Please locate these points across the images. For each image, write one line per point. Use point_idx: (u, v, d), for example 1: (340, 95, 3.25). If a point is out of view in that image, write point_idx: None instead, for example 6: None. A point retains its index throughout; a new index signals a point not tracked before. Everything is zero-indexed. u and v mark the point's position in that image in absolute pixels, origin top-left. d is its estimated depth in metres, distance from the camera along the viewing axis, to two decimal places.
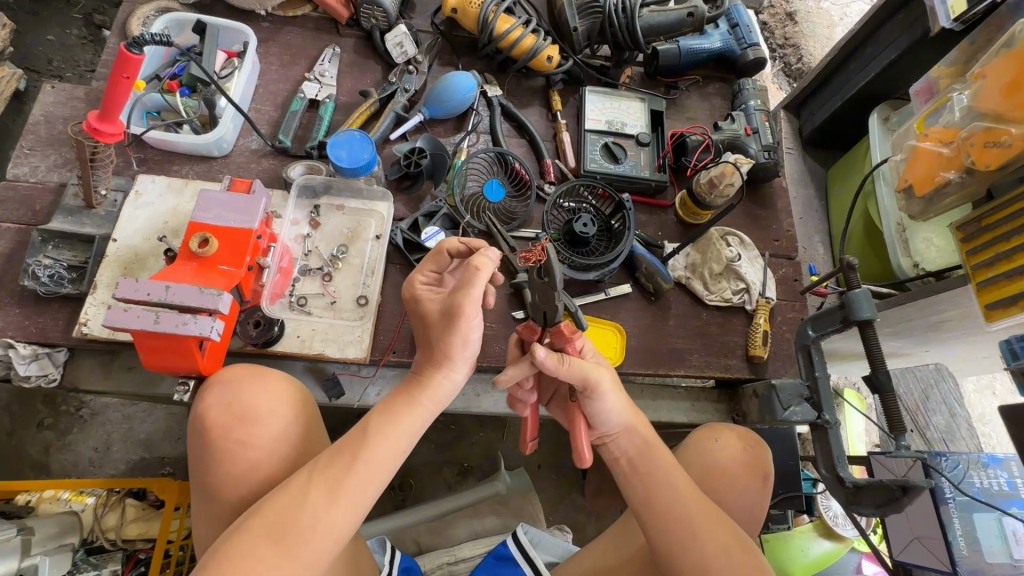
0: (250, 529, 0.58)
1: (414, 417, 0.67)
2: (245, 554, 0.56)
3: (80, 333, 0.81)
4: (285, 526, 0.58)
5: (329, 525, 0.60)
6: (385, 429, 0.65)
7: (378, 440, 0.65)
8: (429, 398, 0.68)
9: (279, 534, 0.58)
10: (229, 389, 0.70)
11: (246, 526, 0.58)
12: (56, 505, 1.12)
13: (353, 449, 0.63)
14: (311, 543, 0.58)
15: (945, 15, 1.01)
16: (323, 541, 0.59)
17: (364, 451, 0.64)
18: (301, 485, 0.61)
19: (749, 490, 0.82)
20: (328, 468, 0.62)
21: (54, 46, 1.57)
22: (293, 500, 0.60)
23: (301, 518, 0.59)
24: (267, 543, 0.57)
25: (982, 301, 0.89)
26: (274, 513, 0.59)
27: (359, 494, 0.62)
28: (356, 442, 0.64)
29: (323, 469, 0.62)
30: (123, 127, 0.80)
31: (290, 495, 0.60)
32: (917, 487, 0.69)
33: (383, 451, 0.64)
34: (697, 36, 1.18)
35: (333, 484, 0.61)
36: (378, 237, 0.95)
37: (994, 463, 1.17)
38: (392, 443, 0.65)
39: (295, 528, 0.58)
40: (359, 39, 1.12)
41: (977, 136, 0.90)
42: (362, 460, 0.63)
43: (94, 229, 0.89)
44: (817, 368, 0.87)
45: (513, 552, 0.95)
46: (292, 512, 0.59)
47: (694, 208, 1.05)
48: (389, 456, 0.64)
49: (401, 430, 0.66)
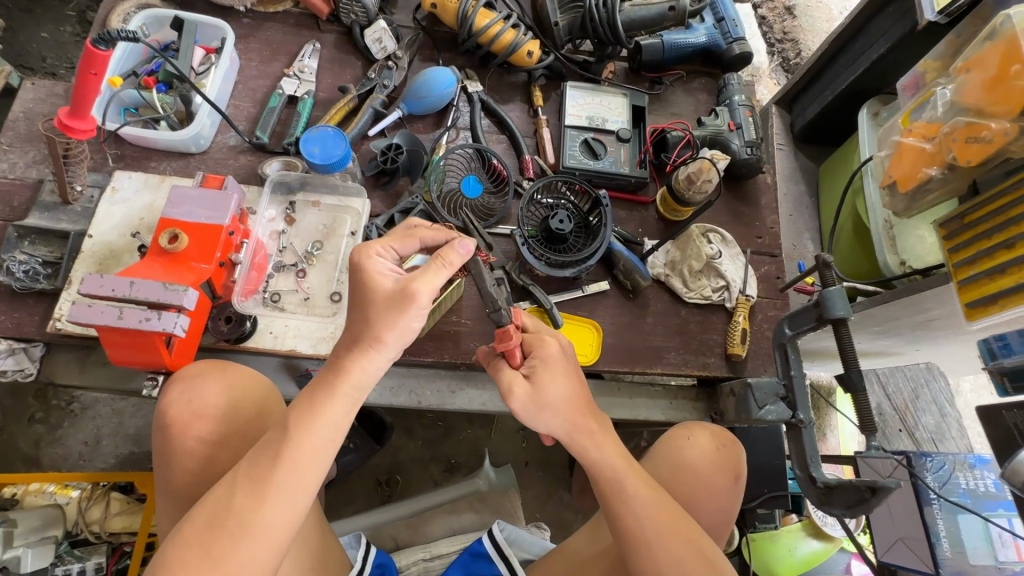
0: (183, 537, 0.59)
1: (335, 405, 0.63)
2: (180, 563, 0.57)
3: (54, 328, 0.83)
4: (214, 534, 0.58)
5: (270, 529, 0.59)
6: (322, 425, 0.63)
7: (299, 437, 0.62)
8: (347, 385, 0.64)
9: (209, 544, 0.58)
10: (191, 387, 0.70)
11: (180, 532, 0.59)
12: (40, 498, 1.13)
13: (273, 450, 0.61)
14: (242, 546, 0.58)
15: (930, 8, 0.99)
16: (257, 544, 0.59)
17: (284, 450, 0.61)
18: (224, 492, 0.61)
19: (722, 490, 0.81)
20: (265, 472, 0.61)
21: (47, 43, 1.58)
22: (220, 504, 0.60)
23: (227, 522, 0.59)
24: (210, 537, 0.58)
25: (964, 300, 0.87)
26: (204, 519, 0.59)
27: (286, 493, 0.60)
28: (278, 442, 0.62)
29: (247, 472, 0.61)
30: (96, 123, 0.80)
31: (216, 500, 0.60)
32: (887, 489, 0.68)
33: (308, 449, 0.62)
34: (682, 31, 1.17)
35: (256, 486, 0.60)
36: (353, 233, 0.95)
37: (981, 464, 1.16)
38: (319, 438, 0.62)
39: (221, 535, 0.58)
40: (339, 35, 1.11)
41: (958, 132, 0.88)
42: (283, 460, 0.61)
43: (69, 225, 0.89)
44: (792, 366, 0.86)
45: (488, 549, 0.95)
46: (219, 518, 0.59)
47: (675, 204, 1.04)
48: (318, 452, 0.62)
49: (328, 423, 0.63)
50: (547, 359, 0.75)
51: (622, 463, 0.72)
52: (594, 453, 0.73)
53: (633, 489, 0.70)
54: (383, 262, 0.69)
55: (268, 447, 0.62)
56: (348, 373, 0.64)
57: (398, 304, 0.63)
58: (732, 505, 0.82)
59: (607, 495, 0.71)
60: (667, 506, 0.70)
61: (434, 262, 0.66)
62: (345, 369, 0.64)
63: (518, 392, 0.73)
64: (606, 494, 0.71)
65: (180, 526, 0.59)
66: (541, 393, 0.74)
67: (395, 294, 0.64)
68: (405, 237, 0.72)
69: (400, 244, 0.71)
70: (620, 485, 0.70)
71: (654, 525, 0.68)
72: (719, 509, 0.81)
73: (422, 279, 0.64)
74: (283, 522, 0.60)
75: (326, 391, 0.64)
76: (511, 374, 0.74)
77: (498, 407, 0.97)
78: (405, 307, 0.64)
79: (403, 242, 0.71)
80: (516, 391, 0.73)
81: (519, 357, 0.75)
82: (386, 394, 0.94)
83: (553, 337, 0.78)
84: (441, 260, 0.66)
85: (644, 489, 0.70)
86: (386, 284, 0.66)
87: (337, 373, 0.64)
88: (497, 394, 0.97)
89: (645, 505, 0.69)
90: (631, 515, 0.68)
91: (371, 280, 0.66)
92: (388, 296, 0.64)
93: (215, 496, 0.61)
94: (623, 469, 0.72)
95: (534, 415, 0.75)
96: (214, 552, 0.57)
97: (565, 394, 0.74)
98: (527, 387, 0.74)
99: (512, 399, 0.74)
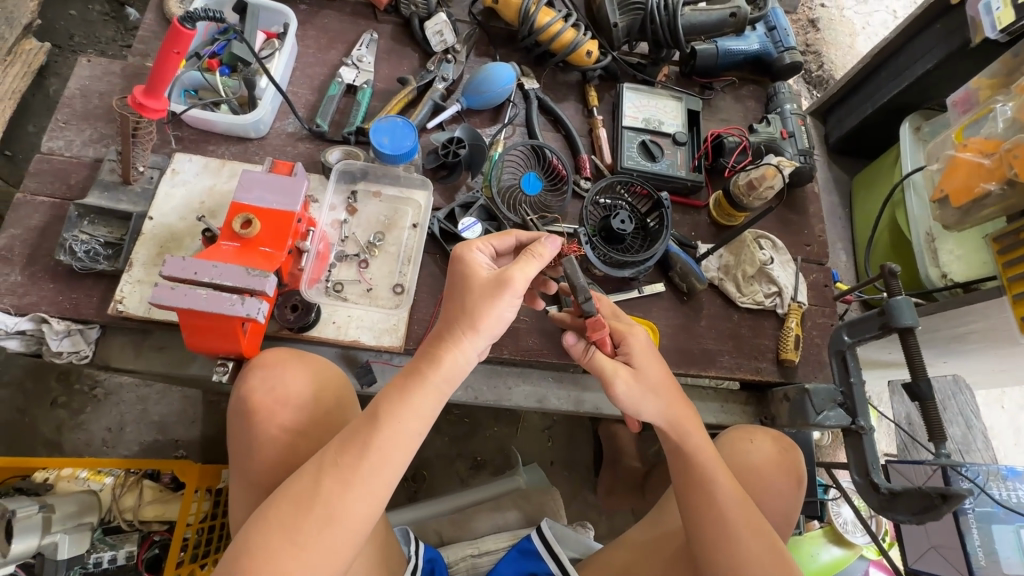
0: (266, 523, 0.56)
1: (425, 397, 0.62)
2: (264, 550, 0.55)
3: (115, 311, 0.80)
4: (299, 521, 0.56)
5: (352, 521, 0.57)
6: (398, 413, 0.61)
7: (389, 427, 0.60)
8: (438, 376, 0.63)
9: (293, 533, 0.56)
10: (273, 375, 0.70)
11: (262, 517, 0.57)
12: (73, 484, 1.11)
13: (362, 442, 0.59)
14: (326, 536, 0.56)
15: (992, 26, 1.00)
16: (341, 535, 0.57)
17: (373, 442, 0.59)
18: (309, 480, 0.58)
19: (787, 491, 0.84)
20: (343, 463, 0.59)
21: (76, 21, 1.54)
22: (305, 492, 0.57)
23: (313, 510, 0.57)
24: (290, 533, 0.56)
25: (1017, 314, 0.91)
26: (288, 505, 0.57)
27: (372, 486, 0.59)
28: (365, 432, 0.60)
29: (333, 460, 0.59)
30: (168, 103, 0.79)
31: (300, 488, 0.58)
32: (956, 497, 0.67)
33: (395, 441, 0.60)
34: (735, 38, 1.18)
35: (343, 477, 0.58)
36: (415, 226, 0.94)
37: (1012, 475, 1.18)
38: (405, 431, 0.61)
39: (307, 522, 0.56)
40: (396, 26, 1.10)
41: (1020, 149, 0.90)
42: (372, 451, 0.59)
43: (130, 206, 0.87)
44: (852, 372, 0.87)
45: (538, 546, 0.95)
46: (303, 505, 0.57)
47: (730, 209, 1.04)
48: (405, 444, 0.61)
49: (415, 414, 0.62)
50: (635, 346, 0.80)
51: (710, 457, 0.76)
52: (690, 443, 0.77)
53: (722, 482, 0.74)
54: (482, 255, 0.72)
55: (356, 438, 0.60)
56: (441, 363, 0.63)
57: (494, 290, 0.65)
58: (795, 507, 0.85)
59: (693, 485, 0.74)
60: (747, 502, 0.74)
61: (525, 255, 0.68)
62: (440, 361, 0.63)
63: (624, 377, 0.77)
64: (693, 486, 0.74)
65: (261, 511, 0.57)
66: (641, 374, 0.78)
67: (494, 280, 0.65)
68: (504, 235, 0.76)
69: (499, 242, 0.76)
70: (706, 476, 0.74)
71: (742, 522, 0.71)
72: (784, 510, 0.84)
73: (518, 268, 0.66)
74: (364, 514, 0.58)
75: (415, 380, 0.62)
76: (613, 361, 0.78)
77: (553, 405, 0.97)
78: (501, 295, 0.65)
79: (500, 239, 0.76)
80: (620, 376, 0.77)
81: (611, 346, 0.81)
82: None
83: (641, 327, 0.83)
84: (532, 253, 0.68)
85: (729, 484, 0.74)
86: (484, 274, 0.68)
87: (431, 364, 0.63)
88: (552, 391, 0.97)
89: (728, 497, 0.73)
90: (714, 505, 0.72)
91: (473, 268, 0.68)
92: (486, 283, 0.66)
93: (299, 482, 0.58)
94: (711, 464, 0.75)
95: (637, 404, 0.78)
96: (298, 540, 0.55)
97: (659, 377, 0.80)
98: (630, 369, 0.78)
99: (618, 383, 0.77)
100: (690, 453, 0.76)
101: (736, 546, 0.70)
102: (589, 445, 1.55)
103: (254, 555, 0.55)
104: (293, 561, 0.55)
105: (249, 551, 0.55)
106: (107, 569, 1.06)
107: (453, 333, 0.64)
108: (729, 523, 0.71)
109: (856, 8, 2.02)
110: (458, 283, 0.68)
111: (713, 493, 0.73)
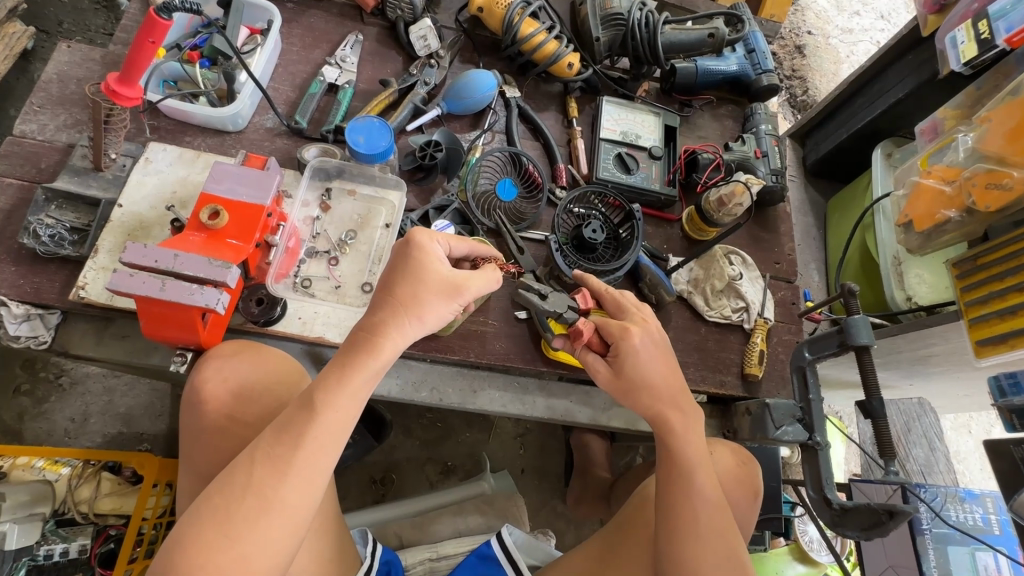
0: (200, 513, 0.57)
1: (363, 380, 0.65)
2: (196, 540, 0.56)
3: (77, 297, 0.80)
4: (231, 510, 0.57)
5: (289, 508, 0.59)
6: (332, 398, 0.63)
7: (325, 413, 0.62)
8: (375, 361, 0.65)
9: (225, 523, 0.57)
10: (227, 365, 0.73)
11: (195, 509, 0.58)
12: (28, 474, 1.06)
13: (298, 432, 0.61)
14: (262, 524, 0.57)
15: (957, 59, 1.03)
16: (277, 523, 0.58)
17: (308, 431, 0.61)
18: (243, 469, 0.59)
19: (741, 503, 0.87)
20: (277, 454, 0.60)
21: (66, 9, 1.53)
22: (238, 484, 0.58)
23: (246, 500, 0.58)
24: (218, 523, 0.57)
25: (973, 338, 0.93)
26: (221, 495, 0.58)
27: (309, 472, 0.60)
28: (302, 423, 0.61)
29: (267, 450, 0.60)
30: (142, 92, 0.79)
31: (236, 477, 0.59)
32: (902, 514, 0.69)
33: (332, 428, 0.62)
34: (714, 58, 1.20)
35: (278, 465, 0.59)
36: (388, 225, 0.95)
37: (971, 498, 1.21)
38: (342, 417, 0.63)
39: (240, 511, 0.57)
40: (382, 29, 1.11)
41: (979, 177, 0.93)
42: (307, 440, 0.61)
43: (100, 193, 0.87)
44: (810, 390, 0.90)
45: (497, 553, 0.94)
46: (237, 494, 0.58)
47: (702, 224, 1.06)
48: (341, 430, 0.63)
49: (352, 396, 0.64)
50: (630, 352, 0.78)
51: (698, 458, 0.75)
52: (676, 443, 0.76)
53: (702, 484, 0.73)
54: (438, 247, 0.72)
55: (291, 428, 0.61)
56: (382, 351, 0.66)
57: (446, 292, 0.69)
58: (749, 517, 0.90)
59: (675, 482, 0.74)
60: (721, 503, 0.74)
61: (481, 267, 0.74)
62: (381, 349, 0.66)
63: (601, 373, 0.80)
64: (675, 485, 0.74)
65: (195, 503, 0.58)
66: (620, 376, 0.79)
67: (448, 284, 0.69)
68: (464, 240, 0.77)
69: (456, 243, 0.76)
70: (690, 476, 0.74)
71: (710, 526, 0.72)
72: (737, 517, 0.88)
73: (472, 281, 0.71)
74: (303, 502, 0.60)
75: (352, 364, 0.65)
76: (591, 359, 0.81)
77: (516, 411, 0.97)
78: (450, 299, 0.69)
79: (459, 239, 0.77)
80: (598, 369, 0.81)
81: (600, 344, 0.83)
82: (408, 389, 0.93)
83: (637, 327, 0.79)
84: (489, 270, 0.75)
85: (708, 484, 0.74)
86: (440, 269, 0.69)
87: (370, 351, 0.65)
88: (516, 396, 0.97)
89: (706, 501, 0.73)
90: (692, 503, 0.72)
91: (431, 259, 0.69)
92: (440, 282, 0.69)
93: (231, 475, 0.59)
94: (696, 464, 0.75)
95: (628, 397, 0.79)
96: (232, 530, 0.56)
97: (651, 373, 0.78)
98: (608, 368, 0.80)
99: (598, 379, 0.81)
100: (681, 451, 0.75)
101: (701, 548, 0.70)
102: (560, 454, 1.55)
103: (187, 546, 0.56)
104: (226, 549, 0.56)
105: (183, 541, 0.56)
106: (58, 562, 1.04)
107: (396, 317, 0.67)
108: (701, 523, 0.71)
109: (841, 36, 2.08)
110: (410, 271, 0.68)
111: (691, 493, 0.73)
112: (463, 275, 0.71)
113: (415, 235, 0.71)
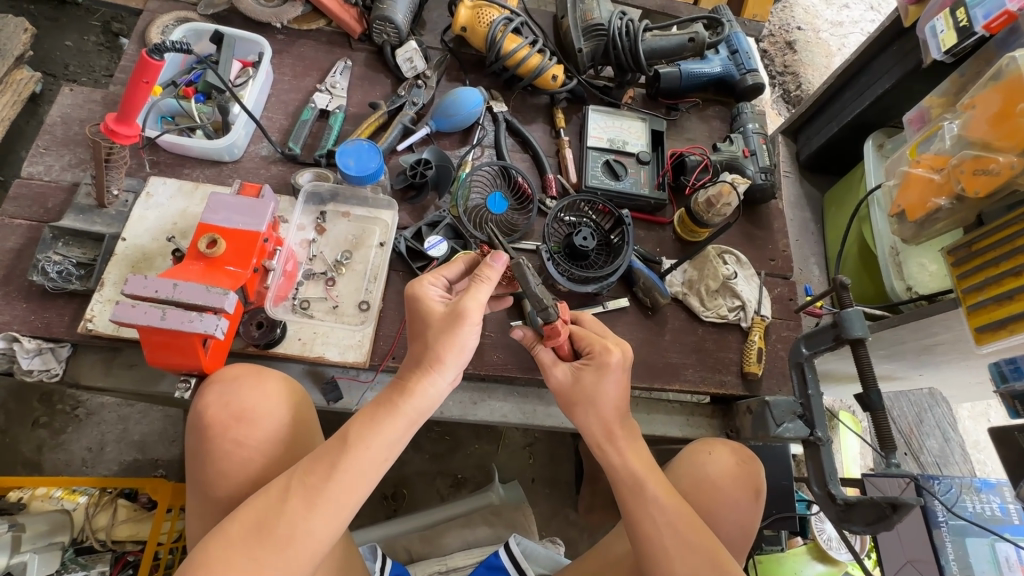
0: (228, 535, 0.59)
1: (392, 422, 0.66)
2: (222, 561, 0.58)
3: (85, 329, 0.83)
4: (262, 537, 0.59)
5: (311, 540, 0.60)
6: (364, 436, 0.65)
7: (358, 451, 0.64)
8: (409, 403, 0.67)
9: (254, 547, 0.58)
10: (230, 390, 0.75)
11: (222, 529, 0.60)
12: (46, 504, 1.09)
13: (330, 463, 0.63)
14: (284, 554, 0.59)
15: (938, 48, 1.03)
16: (300, 554, 0.59)
17: (341, 465, 0.63)
18: (276, 496, 0.61)
19: (742, 505, 0.86)
20: (310, 485, 0.62)
21: (71, 52, 1.59)
22: (269, 510, 0.60)
23: (276, 529, 0.59)
24: (244, 551, 0.58)
25: (972, 325, 0.92)
26: (252, 520, 0.60)
27: (337, 506, 0.62)
28: (336, 454, 0.63)
29: (302, 479, 0.62)
30: (140, 129, 0.82)
31: (267, 504, 0.61)
32: (905, 506, 0.68)
33: (365, 462, 0.64)
34: (698, 61, 1.22)
35: (311, 496, 0.61)
36: (382, 244, 0.98)
37: (986, 488, 1.19)
38: (373, 453, 0.64)
39: (269, 539, 0.59)
40: (370, 54, 1.15)
41: (966, 164, 0.94)
42: (339, 473, 0.62)
43: (103, 228, 0.90)
44: (810, 385, 0.89)
45: (505, 562, 0.95)
46: (267, 522, 0.60)
47: (692, 225, 1.07)
48: (371, 468, 0.64)
49: (384, 437, 0.65)
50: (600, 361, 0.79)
51: (644, 470, 0.75)
52: (614, 456, 0.77)
53: (655, 491, 0.73)
54: (435, 288, 0.76)
55: (326, 458, 0.63)
56: (412, 393, 0.67)
57: (450, 323, 0.69)
58: (753, 519, 0.87)
59: (628, 494, 0.74)
60: (685, 510, 0.73)
61: (475, 280, 0.72)
62: (411, 387, 0.68)
63: (559, 377, 0.81)
64: (628, 498, 0.74)
65: (224, 524, 0.60)
66: (580, 383, 0.79)
67: (450, 313, 0.70)
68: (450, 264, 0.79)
69: (449, 271, 0.79)
70: (643, 488, 0.74)
71: (673, 539, 0.70)
72: (739, 520, 0.85)
73: (469, 297, 0.70)
74: (324, 535, 0.61)
75: (388, 408, 0.67)
76: (555, 362, 0.81)
77: (518, 419, 0.98)
78: (458, 327, 0.69)
79: (448, 268, 0.79)
80: (560, 371, 0.81)
81: (568, 351, 0.83)
82: None
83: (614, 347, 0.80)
84: (481, 277, 0.72)
85: (664, 494, 0.73)
86: (441, 306, 0.71)
87: (402, 393, 0.67)
88: (517, 405, 0.99)
89: (664, 510, 0.72)
90: (651, 514, 0.72)
91: (428, 303, 0.72)
92: (443, 317, 0.70)
93: (266, 500, 0.61)
94: (645, 474, 0.75)
95: (573, 407, 0.81)
96: (259, 556, 0.58)
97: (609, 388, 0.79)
98: (569, 374, 0.80)
99: (552, 382, 0.82)
100: (623, 464, 0.76)
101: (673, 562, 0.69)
102: (570, 462, 1.55)
103: (209, 565, 0.57)
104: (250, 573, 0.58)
105: (209, 561, 0.57)
106: None
107: (422, 366, 0.69)
108: (663, 534, 0.70)
109: (831, 30, 2.08)
110: (417, 321, 0.72)
111: (643, 500, 0.73)
112: (462, 298, 0.70)
113: (409, 287, 0.76)
